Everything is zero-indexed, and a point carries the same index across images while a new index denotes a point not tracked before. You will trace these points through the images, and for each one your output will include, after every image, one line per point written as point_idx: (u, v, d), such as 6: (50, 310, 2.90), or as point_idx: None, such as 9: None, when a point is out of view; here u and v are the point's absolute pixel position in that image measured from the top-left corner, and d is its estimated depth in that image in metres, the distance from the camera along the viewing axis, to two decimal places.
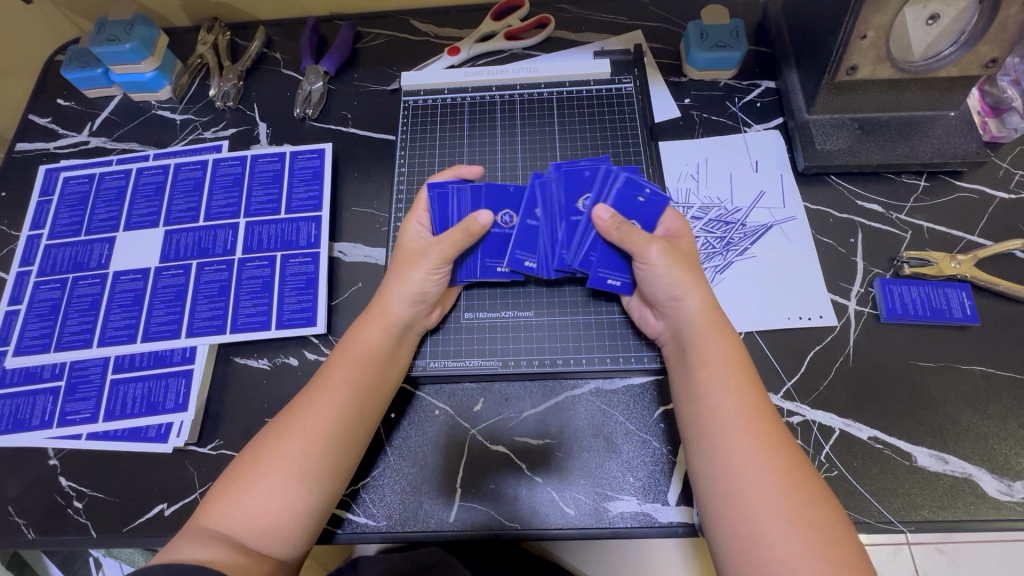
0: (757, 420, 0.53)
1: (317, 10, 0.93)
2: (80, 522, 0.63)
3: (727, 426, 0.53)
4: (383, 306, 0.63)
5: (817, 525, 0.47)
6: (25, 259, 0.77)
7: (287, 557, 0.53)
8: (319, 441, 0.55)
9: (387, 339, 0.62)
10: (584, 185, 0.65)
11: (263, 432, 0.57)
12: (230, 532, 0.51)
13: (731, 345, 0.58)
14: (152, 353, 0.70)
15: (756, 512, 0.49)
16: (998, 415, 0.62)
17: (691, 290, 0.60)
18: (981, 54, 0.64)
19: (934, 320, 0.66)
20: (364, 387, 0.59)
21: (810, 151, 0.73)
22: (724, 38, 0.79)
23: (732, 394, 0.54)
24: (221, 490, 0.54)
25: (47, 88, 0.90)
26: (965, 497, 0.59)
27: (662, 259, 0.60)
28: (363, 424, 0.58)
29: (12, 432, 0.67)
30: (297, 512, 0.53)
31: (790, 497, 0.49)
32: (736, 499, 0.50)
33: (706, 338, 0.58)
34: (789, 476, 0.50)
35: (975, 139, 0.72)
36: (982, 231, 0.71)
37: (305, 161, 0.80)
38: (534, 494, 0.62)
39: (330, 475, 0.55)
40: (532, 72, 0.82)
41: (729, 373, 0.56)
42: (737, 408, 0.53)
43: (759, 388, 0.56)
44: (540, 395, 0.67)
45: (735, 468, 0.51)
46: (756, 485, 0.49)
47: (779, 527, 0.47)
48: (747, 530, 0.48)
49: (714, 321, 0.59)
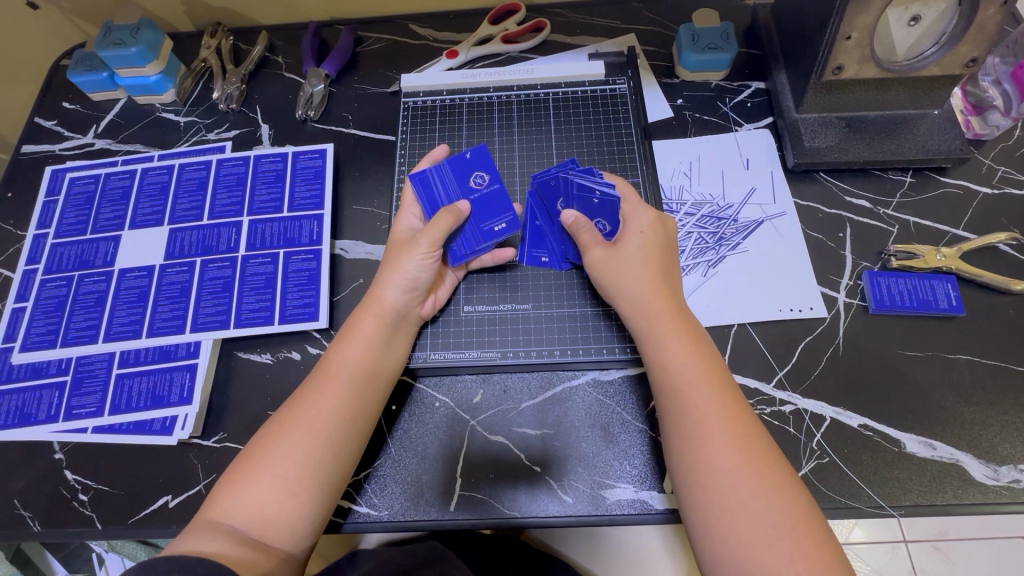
0: (713, 413, 0.54)
1: (318, 15, 0.95)
2: (85, 515, 0.64)
3: (681, 422, 0.55)
4: (375, 297, 0.64)
5: (785, 512, 0.49)
6: (31, 259, 0.78)
7: (294, 548, 0.54)
8: (318, 433, 0.56)
9: (382, 334, 0.63)
10: (556, 193, 0.68)
11: (268, 424, 0.58)
12: (237, 523, 0.52)
13: (689, 340, 0.59)
14: (157, 348, 0.71)
15: (711, 504, 0.51)
16: (985, 403, 0.64)
17: (631, 294, 0.63)
18: (962, 54, 0.66)
19: (921, 311, 0.67)
20: (360, 381, 0.60)
21: (799, 149, 0.75)
22: (715, 39, 0.82)
23: (687, 390, 0.56)
24: (229, 482, 0.55)
25: (53, 91, 0.92)
26: (953, 482, 0.61)
27: (600, 264, 0.65)
28: (364, 414, 0.60)
29: (18, 425, 0.68)
30: (301, 502, 0.54)
31: (746, 487, 0.50)
32: (694, 493, 0.52)
33: (655, 338, 0.60)
34: (746, 468, 0.51)
35: (958, 136, 0.74)
36: (967, 225, 0.73)
37: (307, 161, 0.82)
38: (534, 485, 0.64)
39: (333, 464, 0.56)
40: (530, 74, 0.84)
41: (682, 371, 0.57)
42: (689, 405, 0.55)
43: (726, 381, 0.57)
44: (538, 386, 0.69)
45: (698, 460, 0.52)
46: (710, 478, 0.51)
47: (733, 518, 0.49)
48: (705, 522, 0.51)
49: (667, 319, 0.61)
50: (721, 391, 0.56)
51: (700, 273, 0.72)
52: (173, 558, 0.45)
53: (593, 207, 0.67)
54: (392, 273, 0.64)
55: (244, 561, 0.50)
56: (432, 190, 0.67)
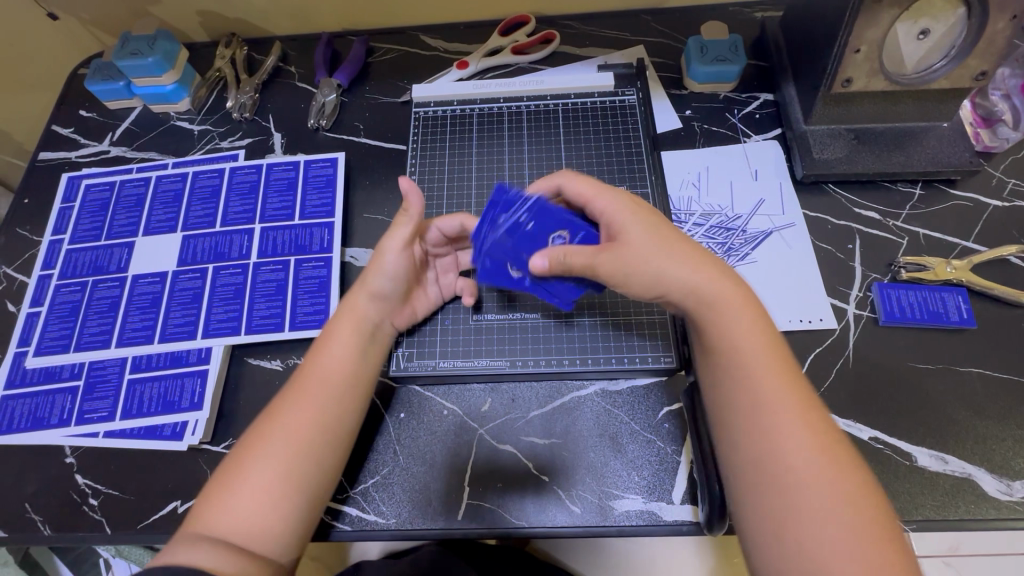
0: (787, 407, 0.50)
1: (331, 27, 0.96)
2: (95, 519, 0.65)
3: (756, 416, 0.51)
4: (352, 304, 0.64)
5: (864, 518, 0.46)
6: (46, 264, 0.79)
7: (282, 557, 0.54)
8: (298, 444, 0.56)
9: (359, 341, 0.63)
10: (502, 264, 0.61)
11: (244, 439, 0.58)
12: (219, 532, 0.52)
13: (759, 330, 0.54)
14: (169, 354, 0.72)
15: (788, 505, 0.47)
16: (996, 417, 0.63)
17: (698, 277, 0.55)
18: (971, 67, 0.67)
19: (932, 324, 0.67)
20: (340, 392, 0.60)
21: (808, 161, 0.76)
22: (723, 52, 0.83)
23: (756, 380, 0.52)
24: (209, 497, 0.54)
25: (71, 100, 0.94)
26: (967, 497, 0.60)
27: (647, 255, 0.56)
28: (342, 423, 0.60)
29: (30, 430, 0.69)
30: (285, 514, 0.54)
31: (823, 492, 0.47)
32: (765, 491, 0.49)
33: (722, 324, 0.54)
34: (823, 467, 0.48)
35: (968, 148, 0.74)
36: (977, 237, 0.73)
37: (319, 170, 0.83)
38: (541, 494, 0.64)
39: (312, 476, 0.56)
40: (539, 85, 0.85)
41: (752, 358, 0.53)
42: (760, 396, 0.51)
43: (793, 370, 0.53)
44: (547, 396, 0.69)
45: (767, 457, 0.49)
46: (789, 474, 0.48)
47: (812, 526, 0.46)
48: (778, 523, 0.47)
49: (734, 305, 0.54)
50: (792, 384, 0.52)
51: None
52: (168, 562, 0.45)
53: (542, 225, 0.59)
54: (367, 276, 0.64)
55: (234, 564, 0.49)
56: (501, 267, 0.61)
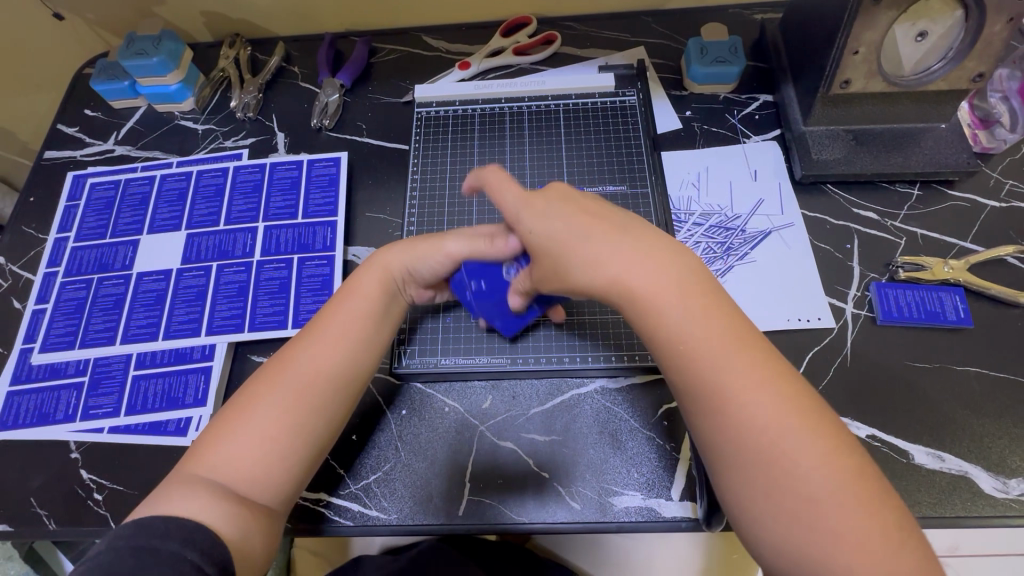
0: (746, 381, 0.45)
1: (334, 28, 0.97)
2: (100, 514, 0.65)
3: (721, 399, 0.46)
4: (382, 259, 0.64)
5: (850, 473, 0.43)
6: (51, 261, 0.80)
7: (279, 506, 0.55)
8: (304, 393, 0.56)
9: (382, 299, 0.63)
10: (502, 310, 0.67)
11: (252, 380, 0.58)
12: (216, 476, 0.52)
13: (698, 300, 0.48)
14: (173, 351, 0.72)
15: (779, 484, 0.43)
16: (993, 415, 0.64)
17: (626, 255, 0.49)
18: (968, 69, 0.67)
19: (929, 323, 0.68)
20: (358, 344, 0.60)
21: (807, 161, 0.76)
22: (723, 53, 0.83)
23: (723, 366, 0.46)
24: (209, 437, 0.54)
25: (76, 99, 0.95)
26: (963, 494, 0.61)
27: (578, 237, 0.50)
28: (356, 376, 0.60)
29: (36, 425, 0.69)
30: (285, 461, 0.55)
31: (807, 459, 0.43)
32: (752, 473, 0.44)
33: (660, 307, 0.48)
34: (803, 429, 0.44)
35: (966, 150, 0.75)
36: (975, 237, 0.73)
37: (322, 169, 0.84)
38: (541, 490, 0.64)
39: (319, 427, 0.57)
40: (540, 86, 0.86)
41: (697, 339, 0.47)
42: (723, 377, 0.46)
43: (740, 333, 0.47)
44: (548, 393, 0.69)
45: (747, 440, 0.44)
46: (776, 454, 0.44)
47: (807, 500, 0.43)
48: (788, 518, 0.43)
49: (665, 283, 0.48)
50: (746, 352, 0.46)
51: None
52: (169, 519, 0.48)
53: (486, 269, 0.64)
54: (412, 254, 0.63)
55: (229, 514, 0.50)
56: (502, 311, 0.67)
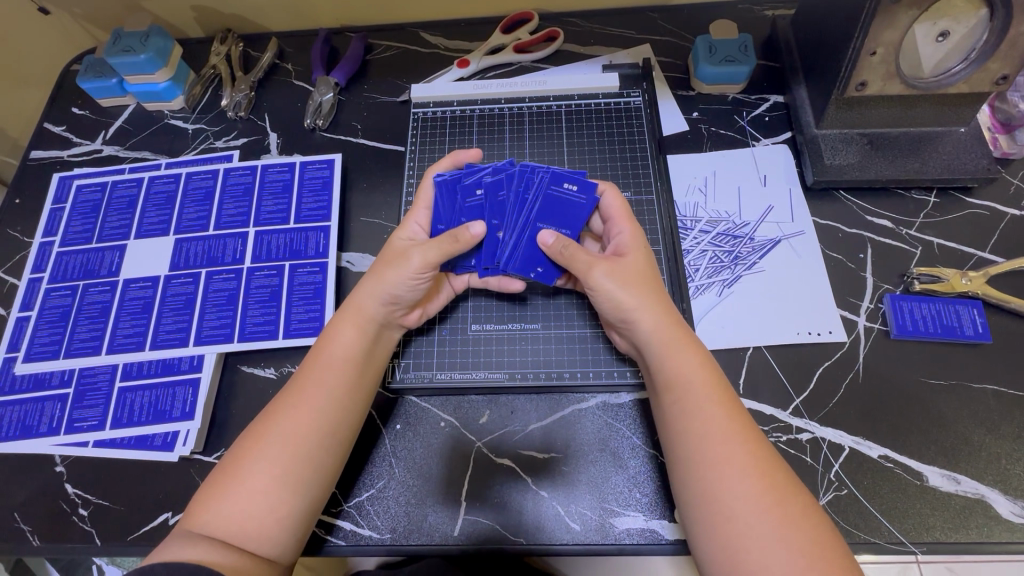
0: (729, 439, 0.51)
1: (328, 22, 0.94)
2: (84, 530, 0.63)
3: (701, 450, 0.51)
4: (357, 302, 0.61)
5: (808, 541, 0.46)
6: (36, 267, 0.78)
7: (280, 557, 0.53)
8: (300, 445, 0.54)
9: (363, 341, 0.61)
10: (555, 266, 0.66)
11: (242, 437, 0.56)
12: (215, 534, 0.50)
13: (699, 361, 0.55)
14: (160, 362, 0.70)
15: (735, 536, 0.47)
16: (1011, 435, 0.61)
17: (646, 310, 0.57)
18: (992, 71, 0.64)
19: (945, 338, 0.65)
20: (341, 392, 0.58)
21: (819, 166, 0.73)
22: (733, 52, 0.80)
23: (704, 413, 0.52)
24: (206, 493, 0.53)
25: (63, 97, 0.92)
26: (978, 519, 0.58)
27: (610, 280, 0.58)
28: (348, 423, 0.58)
29: (19, 438, 0.67)
30: (282, 515, 0.52)
31: (768, 518, 0.47)
32: (712, 520, 0.48)
33: (667, 359, 0.56)
34: (767, 495, 0.48)
35: (986, 155, 0.71)
36: (993, 247, 0.70)
37: (315, 172, 0.81)
38: (540, 507, 0.62)
39: (315, 478, 0.55)
40: (541, 85, 0.83)
41: (693, 391, 0.54)
42: (706, 430, 0.52)
43: (736, 404, 0.54)
44: (546, 408, 0.67)
45: (715, 490, 0.49)
46: (739, 507, 0.48)
47: (762, 554, 0.46)
48: (727, 555, 0.47)
49: (674, 338, 0.56)
50: (732, 414, 0.53)
51: (715, 293, 0.70)
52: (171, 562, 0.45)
53: (529, 254, 0.64)
54: (380, 281, 0.61)
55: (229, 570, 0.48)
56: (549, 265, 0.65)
